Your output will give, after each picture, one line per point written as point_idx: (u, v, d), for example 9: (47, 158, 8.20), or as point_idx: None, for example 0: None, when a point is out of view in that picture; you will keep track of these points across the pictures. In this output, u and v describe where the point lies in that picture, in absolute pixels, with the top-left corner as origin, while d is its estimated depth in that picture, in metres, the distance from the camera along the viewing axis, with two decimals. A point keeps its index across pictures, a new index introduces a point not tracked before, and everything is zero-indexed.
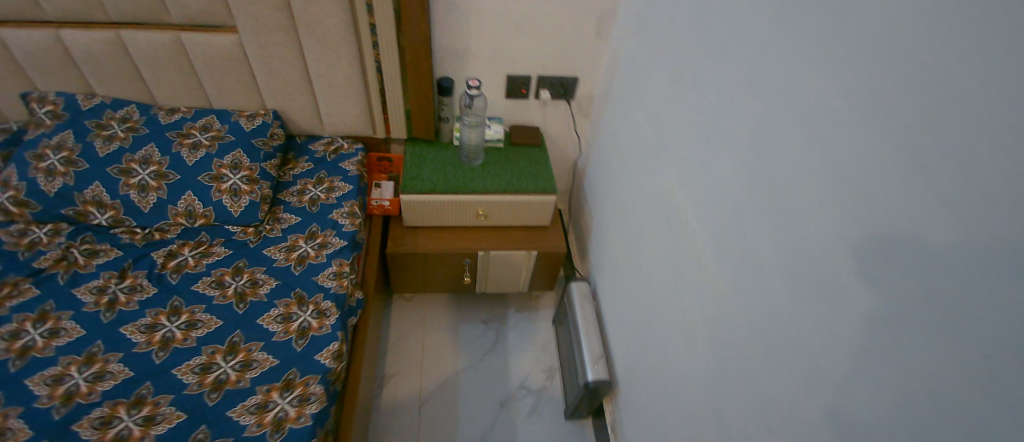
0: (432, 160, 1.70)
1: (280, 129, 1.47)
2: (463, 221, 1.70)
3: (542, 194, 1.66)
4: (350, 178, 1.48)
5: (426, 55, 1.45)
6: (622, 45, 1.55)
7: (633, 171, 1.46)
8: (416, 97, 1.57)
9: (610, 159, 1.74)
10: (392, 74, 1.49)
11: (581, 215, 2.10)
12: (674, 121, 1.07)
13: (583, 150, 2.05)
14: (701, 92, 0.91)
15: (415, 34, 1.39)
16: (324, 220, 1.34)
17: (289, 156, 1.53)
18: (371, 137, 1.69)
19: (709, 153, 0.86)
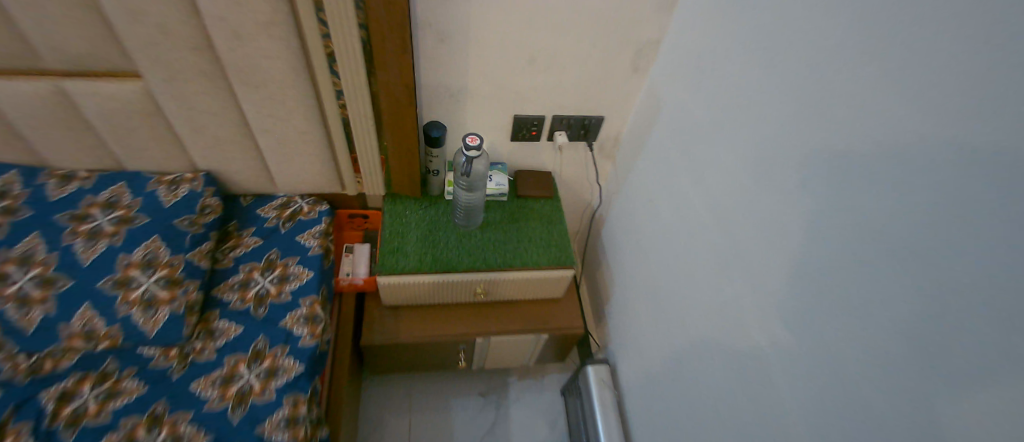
0: (418, 223, 1.37)
1: (214, 198, 1.14)
2: (456, 298, 1.39)
3: (557, 268, 1.35)
4: (310, 259, 1.18)
5: (407, 103, 1.10)
6: (665, 88, 1.19)
7: (673, 263, 1.12)
8: (399, 152, 1.23)
9: (638, 224, 1.39)
10: (362, 126, 1.14)
11: (597, 270, 1.78)
12: (781, 252, 0.75)
13: (602, 195, 1.71)
14: (852, 248, 0.60)
15: (392, 79, 1.03)
16: (273, 330, 1.04)
17: (230, 228, 1.20)
18: (341, 194, 1.36)
19: (874, 353, 0.57)
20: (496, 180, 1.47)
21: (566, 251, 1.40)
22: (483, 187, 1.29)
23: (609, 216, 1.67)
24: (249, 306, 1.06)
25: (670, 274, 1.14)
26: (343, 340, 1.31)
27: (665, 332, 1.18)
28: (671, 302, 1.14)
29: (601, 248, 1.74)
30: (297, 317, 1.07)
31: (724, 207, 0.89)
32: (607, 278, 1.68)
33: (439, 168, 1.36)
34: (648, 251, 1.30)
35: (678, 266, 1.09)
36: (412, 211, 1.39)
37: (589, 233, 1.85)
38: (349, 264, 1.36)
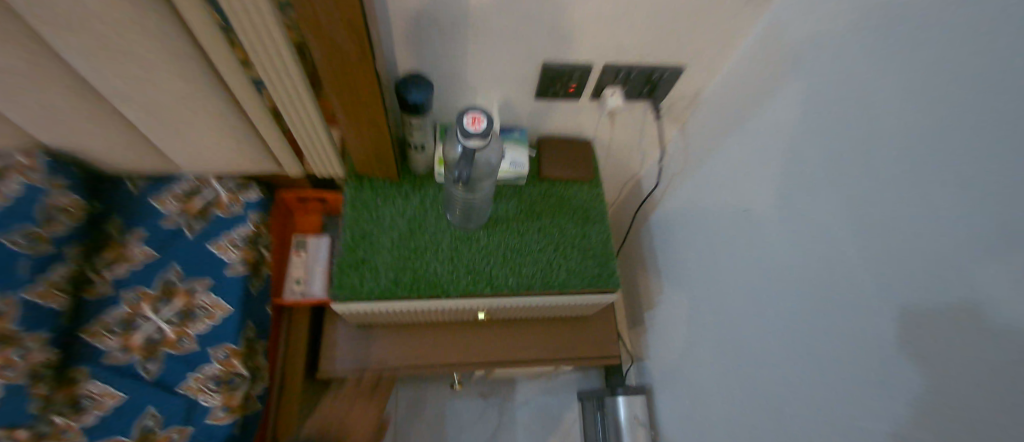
0: (394, 219, 0.99)
1: (70, 197, 0.80)
2: (451, 316, 1.05)
3: (589, 292, 0.99)
4: (228, 284, 0.86)
5: (357, 58, 0.64)
6: (801, 37, 0.66)
7: (786, 337, 0.70)
8: (355, 121, 0.80)
9: (717, 239, 0.92)
10: (283, 85, 0.71)
11: (635, 265, 1.37)
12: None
13: (657, 171, 1.23)
14: None
15: (331, 18, 0.57)
16: (168, 399, 0.76)
17: (105, 234, 0.86)
18: (277, 173, 0.99)
19: None
20: (517, 162, 1.01)
21: (604, 267, 1.01)
22: (486, 186, 0.87)
23: (665, 203, 1.20)
24: (136, 357, 0.78)
25: (781, 352, 0.72)
26: (295, 366, 0.98)
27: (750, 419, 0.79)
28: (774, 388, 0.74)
29: (645, 239, 1.31)
30: (205, 384, 0.78)
31: (942, 326, 0.45)
32: (649, 281, 1.28)
33: (423, 142, 0.93)
34: (731, 290, 0.85)
35: (794, 355, 0.67)
36: (389, 202, 1.00)
37: (630, 215, 1.40)
38: (300, 267, 1.03)
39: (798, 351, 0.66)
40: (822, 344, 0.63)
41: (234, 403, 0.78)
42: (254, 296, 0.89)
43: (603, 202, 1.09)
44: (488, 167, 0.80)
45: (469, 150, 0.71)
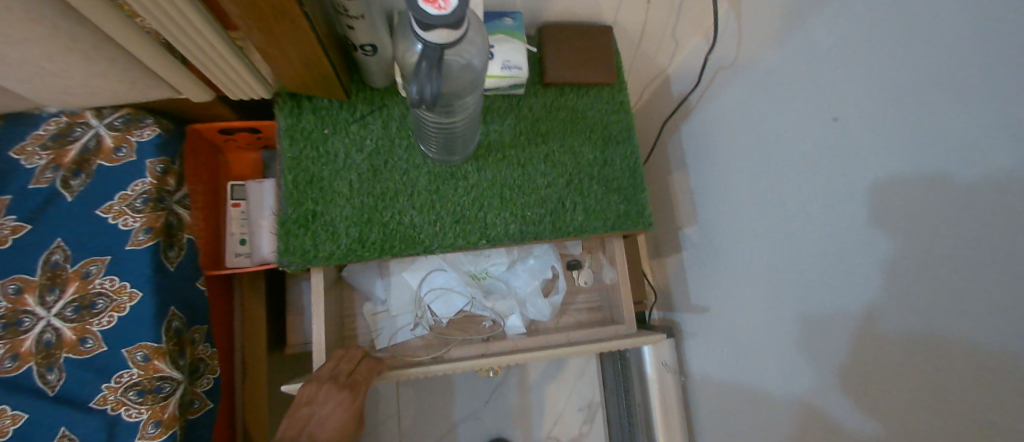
0: (350, 156, 0.73)
1: None
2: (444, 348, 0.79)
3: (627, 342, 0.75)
4: (133, 262, 0.64)
5: None
6: None
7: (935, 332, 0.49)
8: (254, 14, 0.51)
9: (798, 159, 0.68)
10: None
11: (659, 188, 1.13)
12: None
13: (698, 64, 0.92)
14: None
15: None
16: (81, 417, 0.59)
17: None
18: (180, 101, 0.70)
19: None
20: (511, 63, 0.72)
21: (631, 201, 0.79)
22: (469, 105, 0.59)
23: (706, 109, 0.92)
24: (28, 367, 0.59)
25: (915, 310, 0.52)
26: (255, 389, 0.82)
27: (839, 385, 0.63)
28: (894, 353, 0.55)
29: (675, 157, 1.04)
30: (124, 395, 0.61)
31: None
32: (677, 208, 1.06)
33: (373, 43, 0.64)
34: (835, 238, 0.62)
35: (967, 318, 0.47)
36: (340, 132, 0.73)
37: (654, 126, 1.12)
38: (241, 223, 0.81)
39: (985, 312, 0.45)
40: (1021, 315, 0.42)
41: (167, 415, 0.62)
42: (171, 273, 0.67)
43: (628, 113, 0.82)
44: (467, 75, 0.52)
45: (432, 50, 0.44)
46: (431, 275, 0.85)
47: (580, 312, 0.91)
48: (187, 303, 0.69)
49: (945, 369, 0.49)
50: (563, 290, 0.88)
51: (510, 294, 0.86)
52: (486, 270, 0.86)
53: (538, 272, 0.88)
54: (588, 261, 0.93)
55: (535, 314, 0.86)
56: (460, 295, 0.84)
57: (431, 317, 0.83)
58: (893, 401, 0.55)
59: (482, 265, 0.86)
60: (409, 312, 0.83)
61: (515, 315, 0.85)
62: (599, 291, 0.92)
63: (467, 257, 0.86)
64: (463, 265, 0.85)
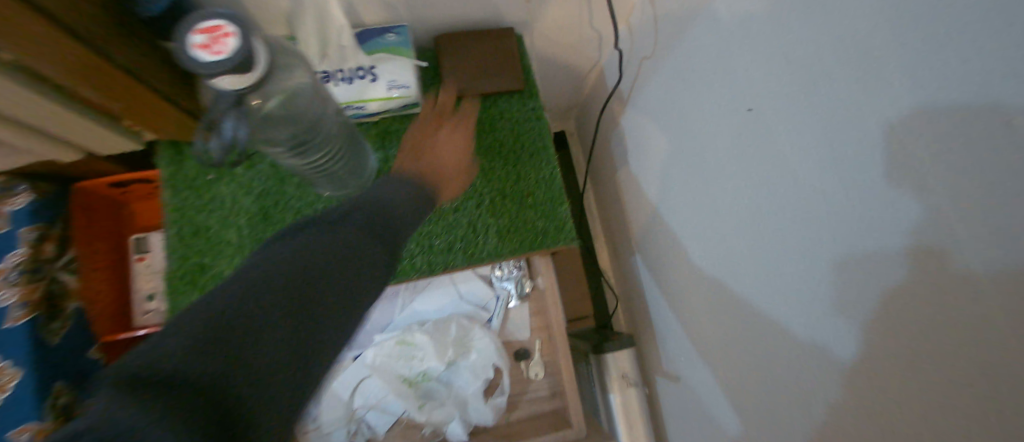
0: (238, 200, 0.68)
1: None
2: None
3: None
4: (8, 340, 0.60)
5: None
6: None
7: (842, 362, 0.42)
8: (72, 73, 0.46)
9: (724, 155, 0.59)
10: None
11: (609, 188, 1.05)
12: None
13: (618, 55, 0.86)
14: None
15: None
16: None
17: None
18: (51, 162, 0.65)
19: None
20: (397, 83, 0.66)
21: (551, 217, 0.72)
22: (329, 136, 0.56)
23: (637, 104, 0.84)
24: None
25: (837, 329, 0.44)
26: None
27: (779, 403, 0.56)
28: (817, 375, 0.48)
29: (619, 153, 0.97)
30: None
31: None
32: (627, 207, 0.98)
33: None
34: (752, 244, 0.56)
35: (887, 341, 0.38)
36: (225, 176, 0.68)
37: (594, 121, 1.05)
38: (148, 278, 0.76)
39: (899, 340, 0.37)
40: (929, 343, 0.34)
41: None
42: (57, 345, 0.64)
43: (542, 119, 0.75)
44: (301, 109, 0.49)
45: (226, 96, 0.39)
46: (363, 384, 0.77)
47: (537, 402, 0.82)
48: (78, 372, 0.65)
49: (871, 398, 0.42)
50: (508, 391, 0.78)
51: (451, 395, 0.76)
52: (423, 373, 0.77)
53: (480, 370, 0.78)
54: (540, 349, 0.83)
55: (477, 419, 0.77)
56: (392, 406, 0.77)
57: (368, 430, 0.77)
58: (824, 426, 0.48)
59: (418, 368, 0.76)
60: (343, 427, 0.76)
61: (455, 421, 0.76)
62: (554, 376, 0.83)
63: (398, 360, 0.76)
64: (395, 370, 0.76)
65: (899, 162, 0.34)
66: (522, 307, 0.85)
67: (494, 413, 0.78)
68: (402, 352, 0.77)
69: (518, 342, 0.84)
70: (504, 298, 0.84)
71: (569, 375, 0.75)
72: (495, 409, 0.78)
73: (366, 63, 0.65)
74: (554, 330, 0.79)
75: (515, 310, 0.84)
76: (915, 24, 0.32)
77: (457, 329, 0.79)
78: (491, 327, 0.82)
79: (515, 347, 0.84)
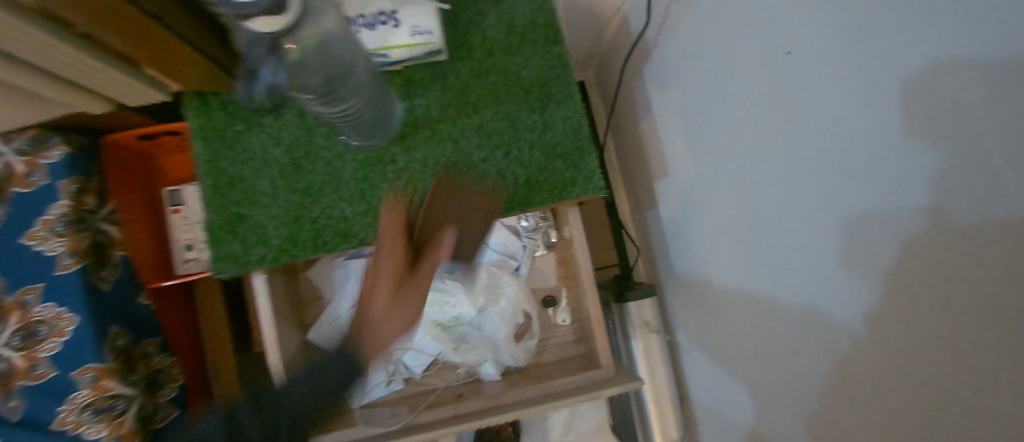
0: (269, 152, 0.69)
1: None
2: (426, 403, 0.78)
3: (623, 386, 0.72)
4: (63, 286, 0.64)
5: None
6: None
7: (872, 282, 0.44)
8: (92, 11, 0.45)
9: (754, 97, 0.58)
10: None
11: (632, 140, 1.04)
12: None
13: (643, 0, 0.82)
14: None
15: None
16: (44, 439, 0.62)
17: None
18: (83, 114, 0.66)
19: None
20: (420, 29, 0.64)
21: (578, 167, 0.72)
22: (358, 86, 0.54)
23: (663, 50, 0.81)
24: None
25: None
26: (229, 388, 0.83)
27: (798, 346, 0.57)
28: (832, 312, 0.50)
29: (642, 105, 0.95)
30: (80, 416, 0.62)
31: None
32: (650, 159, 0.98)
33: None
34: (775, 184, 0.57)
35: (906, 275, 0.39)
36: (253, 127, 0.68)
37: (616, 70, 1.02)
38: (186, 229, 0.79)
39: (924, 273, 0.38)
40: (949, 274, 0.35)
41: (126, 430, 0.64)
42: (107, 292, 0.67)
43: (567, 66, 0.74)
44: (335, 57, 0.47)
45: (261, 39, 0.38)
46: None
47: (564, 345, 0.86)
48: (129, 318, 0.69)
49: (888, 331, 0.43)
50: (537, 334, 0.83)
51: (483, 337, 0.81)
52: (455, 318, 0.81)
53: (510, 316, 0.82)
54: (565, 295, 0.88)
55: (509, 360, 0.82)
56: (428, 349, 0.82)
57: (406, 370, 0.84)
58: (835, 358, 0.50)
59: (449, 314, 0.80)
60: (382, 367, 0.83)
61: (488, 363, 0.81)
62: (579, 322, 0.87)
63: (431, 307, 0.80)
64: (429, 317, 0.80)
65: (942, 95, 0.34)
66: (547, 256, 0.89)
67: (524, 354, 0.83)
68: (433, 299, 0.80)
69: (545, 289, 0.89)
70: (531, 247, 0.88)
71: (597, 318, 0.78)
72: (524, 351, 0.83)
73: (387, 8, 0.63)
74: (580, 278, 0.83)
75: (541, 258, 0.89)
76: None
77: (487, 276, 0.82)
78: (519, 275, 0.85)
79: (542, 294, 0.88)
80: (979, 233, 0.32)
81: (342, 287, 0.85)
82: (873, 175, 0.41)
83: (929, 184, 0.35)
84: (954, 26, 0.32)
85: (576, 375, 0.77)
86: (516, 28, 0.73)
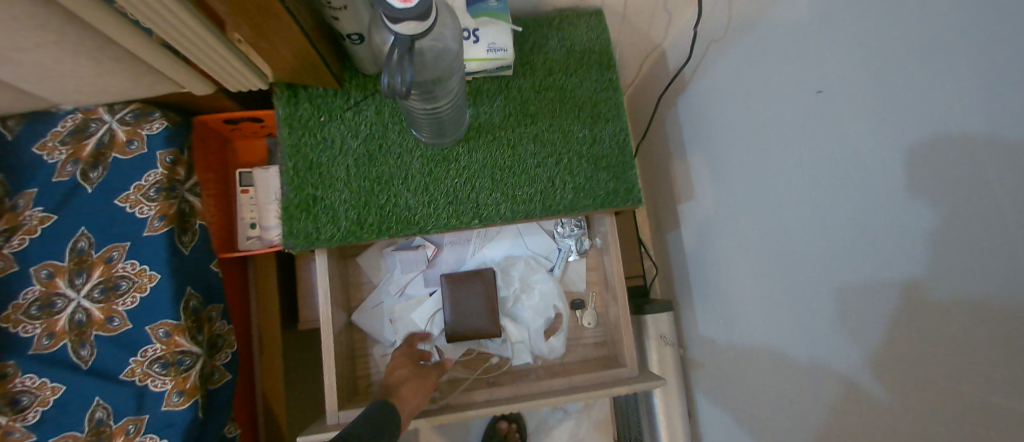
0: (346, 141, 0.76)
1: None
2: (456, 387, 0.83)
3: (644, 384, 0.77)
4: (150, 246, 0.70)
5: None
6: None
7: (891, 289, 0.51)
8: (238, 8, 0.52)
9: (783, 129, 0.65)
10: None
11: (660, 165, 1.13)
12: None
13: (690, 37, 0.90)
14: None
15: None
16: (112, 388, 0.66)
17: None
18: (185, 94, 0.74)
19: None
20: (496, 45, 0.73)
21: (620, 179, 0.80)
22: (450, 89, 0.64)
23: (698, 84, 0.91)
24: (63, 343, 0.66)
25: None
26: (273, 357, 0.90)
27: (820, 351, 0.63)
28: (847, 314, 0.56)
29: (673, 132, 1.04)
30: (150, 368, 0.67)
31: None
32: (676, 183, 1.06)
33: (359, 32, 0.67)
34: (798, 207, 0.63)
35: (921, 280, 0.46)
36: (336, 118, 0.76)
37: (652, 99, 1.11)
38: (251, 208, 0.85)
39: (940, 277, 0.44)
40: (960, 280, 0.42)
41: (189, 384, 0.69)
42: (187, 256, 0.74)
43: (617, 90, 0.82)
44: (442, 60, 0.57)
45: (402, 40, 0.48)
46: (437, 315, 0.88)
47: (589, 348, 0.91)
48: (198, 281, 0.75)
49: (900, 328, 0.49)
50: (566, 331, 0.88)
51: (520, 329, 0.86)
52: None
53: (541, 310, 0.88)
54: (593, 300, 0.93)
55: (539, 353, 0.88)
56: None
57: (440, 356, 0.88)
58: (853, 359, 0.56)
59: None
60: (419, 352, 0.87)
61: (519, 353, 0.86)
62: (605, 326, 0.92)
63: None
64: None
65: (956, 131, 0.42)
66: (580, 262, 0.94)
67: (551, 351, 0.87)
68: None
69: (575, 292, 0.93)
70: (565, 251, 0.93)
71: (625, 322, 0.83)
72: (551, 350, 0.88)
73: (471, 25, 0.72)
74: (610, 282, 0.88)
75: (574, 264, 0.94)
76: (990, 12, 0.39)
77: (523, 270, 0.89)
78: (553, 275, 0.91)
79: (573, 297, 0.93)
80: (992, 240, 0.39)
81: (389, 273, 0.91)
82: (893, 196, 0.48)
83: (943, 200, 0.43)
84: (971, 74, 0.40)
85: (600, 373, 0.82)
86: (574, 52, 0.83)
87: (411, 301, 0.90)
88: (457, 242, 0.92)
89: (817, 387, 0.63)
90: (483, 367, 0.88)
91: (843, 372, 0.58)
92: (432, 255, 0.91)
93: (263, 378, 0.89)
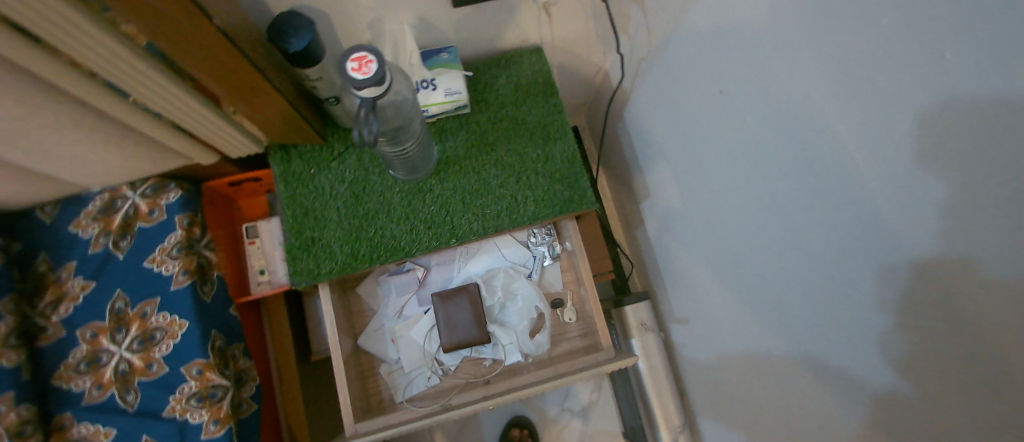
0: (334, 187, 0.88)
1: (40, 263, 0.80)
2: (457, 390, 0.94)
3: (620, 361, 0.88)
4: (178, 299, 0.82)
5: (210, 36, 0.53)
6: None
7: None
8: (235, 93, 0.65)
9: (704, 123, 0.80)
10: (140, 87, 0.60)
11: (620, 171, 1.25)
12: None
13: (620, 59, 1.05)
14: None
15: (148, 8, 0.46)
16: (157, 425, 0.76)
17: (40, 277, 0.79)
18: (194, 165, 0.87)
19: None
20: (452, 90, 0.85)
21: (575, 187, 0.92)
22: (414, 132, 0.76)
23: (636, 96, 1.04)
24: (111, 391, 0.76)
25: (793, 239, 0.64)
26: (292, 387, 1.01)
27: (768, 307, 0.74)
28: (780, 270, 0.69)
29: (625, 140, 1.17)
30: (187, 403, 0.78)
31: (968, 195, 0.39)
32: (635, 184, 1.18)
33: (335, 95, 0.81)
34: (729, 185, 0.77)
35: (824, 237, 0.58)
36: (323, 169, 0.89)
37: (604, 114, 1.25)
38: (259, 256, 0.97)
39: None
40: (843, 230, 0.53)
41: (223, 413, 0.80)
42: (208, 303, 0.86)
43: (562, 112, 0.96)
44: (403, 110, 0.70)
45: (366, 102, 0.60)
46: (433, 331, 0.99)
47: (574, 341, 1.02)
48: (222, 325, 0.87)
49: (812, 275, 0.62)
50: (549, 329, 0.99)
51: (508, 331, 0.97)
52: None
53: (525, 312, 0.99)
54: (571, 298, 1.04)
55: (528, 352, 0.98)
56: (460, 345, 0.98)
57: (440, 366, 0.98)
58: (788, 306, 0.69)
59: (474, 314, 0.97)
60: (422, 366, 0.98)
61: (510, 353, 0.96)
62: (585, 320, 1.03)
63: None
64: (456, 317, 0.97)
65: None
66: (554, 265, 1.05)
67: (538, 347, 0.98)
68: None
69: (554, 293, 1.04)
70: (540, 257, 1.05)
71: (598, 312, 0.94)
72: (538, 345, 0.98)
73: (428, 76, 0.84)
74: (582, 280, 0.99)
75: (549, 268, 1.05)
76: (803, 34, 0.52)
77: (504, 278, 1.01)
78: (532, 279, 1.03)
79: (552, 297, 1.04)
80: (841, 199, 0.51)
81: (385, 299, 1.02)
82: None
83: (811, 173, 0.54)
84: None
85: (582, 358, 0.92)
86: (522, 85, 0.96)
87: (409, 320, 1.00)
88: (443, 262, 1.04)
89: (771, 332, 0.75)
90: (480, 370, 0.98)
91: (783, 315, 0.71)
92: (422, 276, 1.02)
93: (285, 405, 1.00)
